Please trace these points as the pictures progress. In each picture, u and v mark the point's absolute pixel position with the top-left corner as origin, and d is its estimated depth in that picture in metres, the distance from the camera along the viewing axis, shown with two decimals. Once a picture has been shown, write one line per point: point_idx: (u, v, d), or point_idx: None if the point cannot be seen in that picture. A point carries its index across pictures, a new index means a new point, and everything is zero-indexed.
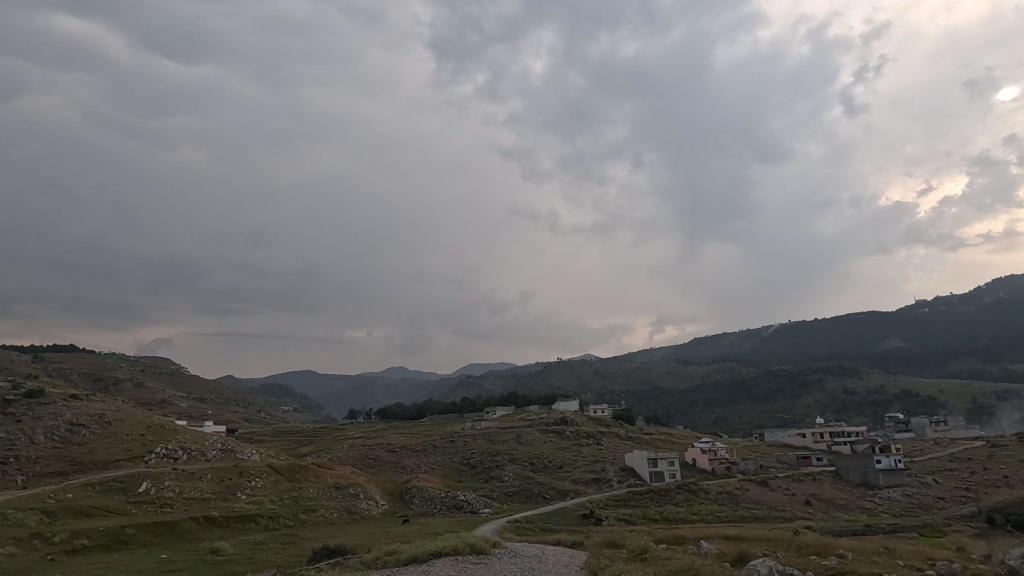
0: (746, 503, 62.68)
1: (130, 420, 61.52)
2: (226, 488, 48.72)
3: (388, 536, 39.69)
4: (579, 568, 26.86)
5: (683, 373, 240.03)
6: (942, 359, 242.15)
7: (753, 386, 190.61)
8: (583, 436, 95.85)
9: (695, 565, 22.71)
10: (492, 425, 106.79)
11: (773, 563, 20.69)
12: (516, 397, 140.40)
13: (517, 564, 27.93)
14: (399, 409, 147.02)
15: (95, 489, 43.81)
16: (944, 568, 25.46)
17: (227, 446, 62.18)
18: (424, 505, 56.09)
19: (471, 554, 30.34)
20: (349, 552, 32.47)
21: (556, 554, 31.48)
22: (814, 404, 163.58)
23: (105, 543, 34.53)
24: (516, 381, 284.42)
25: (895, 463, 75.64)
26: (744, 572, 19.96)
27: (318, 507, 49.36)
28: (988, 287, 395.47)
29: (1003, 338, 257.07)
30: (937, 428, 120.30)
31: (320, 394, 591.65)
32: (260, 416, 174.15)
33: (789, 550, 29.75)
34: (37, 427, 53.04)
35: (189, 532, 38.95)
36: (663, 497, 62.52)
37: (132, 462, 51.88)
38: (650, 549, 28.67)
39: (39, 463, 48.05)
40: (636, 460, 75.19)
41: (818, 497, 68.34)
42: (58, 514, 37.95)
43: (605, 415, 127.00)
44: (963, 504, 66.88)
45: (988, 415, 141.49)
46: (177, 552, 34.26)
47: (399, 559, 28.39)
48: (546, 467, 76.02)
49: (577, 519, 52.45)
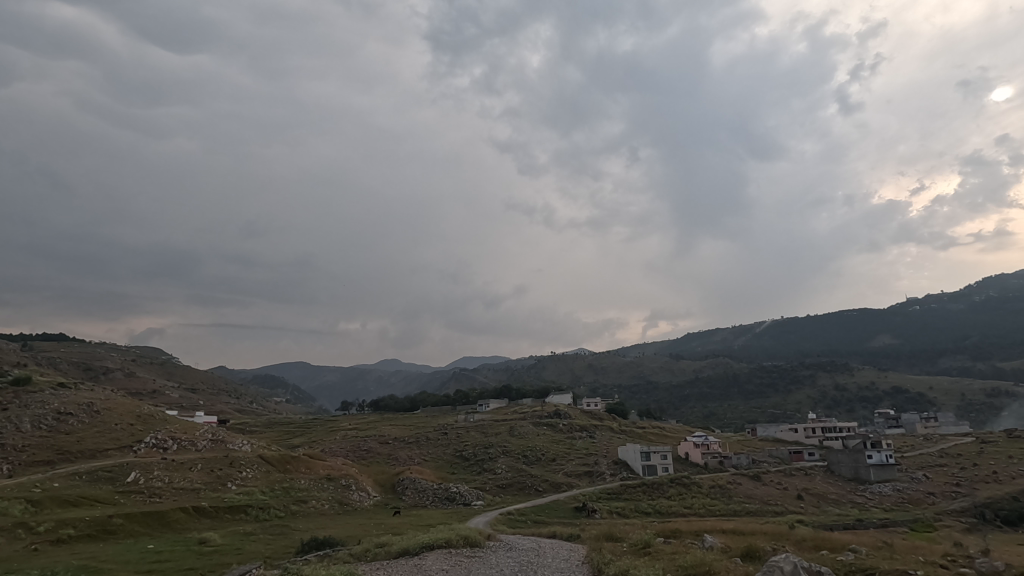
0: (738, 497, 62.32)
1: (119, 410, 60.29)
2: (216, 479, 47.63)
3: (379, 527, 38.88)
4: (580, 563, 25.92)
5: (676, 367, 240.35)
6: (932, 355, 244.33)
7: (745, 381, 190.96)
8: (576, 430, 95.31)
9: (708, 561, 21.59)
10: (485, 418, 105.95)
11: (797, 559, 19.55)
12: (509, 388, 139.54)
13: (515, 558, 27.15)
14: (392, 401, 146.41)
15: (82, 479, 42.68)
16: (968, 566, 24.58)
17: (218, 436, 61.11)
18: (416, 498, 55.25)
19: (465, 546, 29.62)
20: (338, 543, 31.58)
21: (553, 547, 30.91)
22: (805, 400, 164.01)
23: (91, 533, 33.48)
24: (509, 374, 283.36)
25: (887, 459, 75.64)
26: (764, 569, 18.69)
27: (309, 498, 48.48)
28: (976, 286, 400.07)
29: (993, 336, 259.68)
30: (927, 424, 120.82)
31: (314, 384, 590.91)
32: (252, 407, 173.20)
33: (796, 546, 29.01)
34: (24, 415, 51.68)
35: (178, 522, 37.96)
36: (656, 491, 61.96)
37: (120, 451, 50.67)
38: (653, 543, 27.81)
39: (26, 452, 46.86)
40: (629, 453, 74.57)
41: (810, 491, 68.20)
42: (44, 503, 36.78)
43: (598, 407, 126.94)
44: (954, 499, 66.57)
45: (977, 412, 142.54)
46: (163, 543, 33.05)
47: (390, 551, 27.61)
48: (538, 459, 75.45)
49: (570, 512, 51.86)
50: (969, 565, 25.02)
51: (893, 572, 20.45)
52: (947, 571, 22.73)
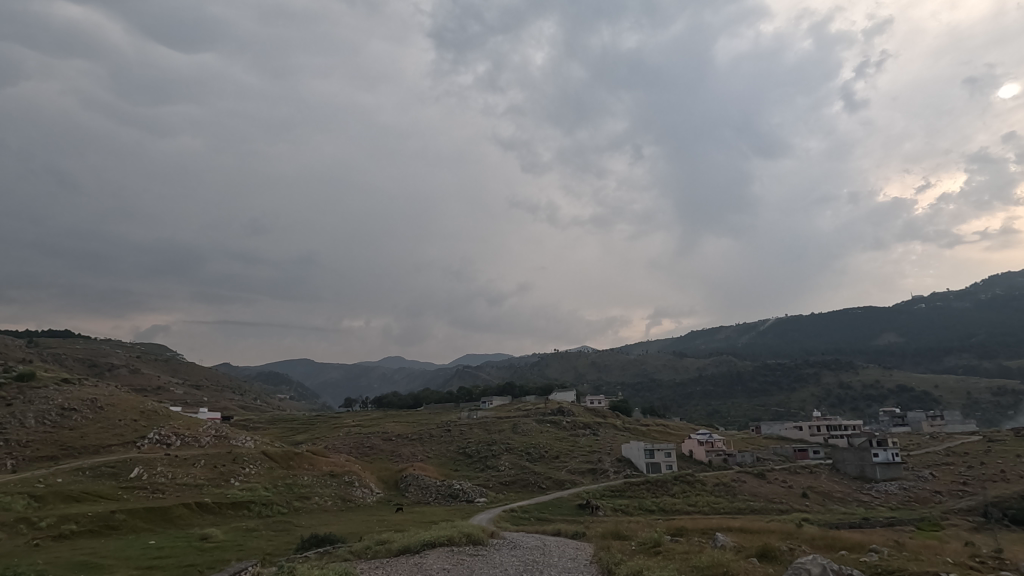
0: (743, 494, 61.58)
1: (123, 405, 59.87)
2: (219, 475, 47.16)
3: (382, 525, 38.48)
4: (585, 560, 25.53)
5: (679, 365, 239.28)
6: (938, 355, 242.64)
7: (749, 379, 190.14)
8: (579, 427, 94.53)
9: (724, 561, 20.87)
10: (488, 415, 105.50)
11: (822, 559, 18.87)
12: (512, 386, 139.01)
13: (519, 556, 26.54)
14: (395, 398, 146.39)
15: (85, 474, 42.21)
16: (989, 565, 24.11)
17: (221, 432, 60.69)
18: (419, 494, 54.80)
19: (468, 544, 28.86)
20: (339, 540, 30.94)
21: (559, 545, 30.20)
22: (809, 398, 163.31)
23: (94, 529, 32.96)
24: (513, 372, 283.49)
25: (893, 457, 74.56)
26: (790, 569, 18.05)
27: (312, 494, 47.90)
28: (981, 284, 397.30)
29: (998, 335, 257.55)
30: (933, 422, 119.71)
31: (318, 381, 592.24)
32: (257, 404, 172.96)
33: (809, 545, 28.28)
34: (28, 411, 51.24)
35: (181, 519, 37.42)
36: (659, 488, 61.22)
37: (124, 447, 50.26)
38: (663, 542, 27.23)
39: (29, 447, 46.36)
40: (633, 450, 74.03)
41: (816, 489, 67.52)
42: (47, 499, 36.25)
43: (602, 405, 126.31)
44: (961, 498, 65.63)
45: (983, 411, 141.42)
46: (166, 538, 32.61)
47: (390, 550, 26.84)
48: (541, 457, 74.80)
49: (574, 509, 51.22)
50: (998, 566, 24.14)
51: (920, 575, 19.74)
52: (952, 567, 22.68)
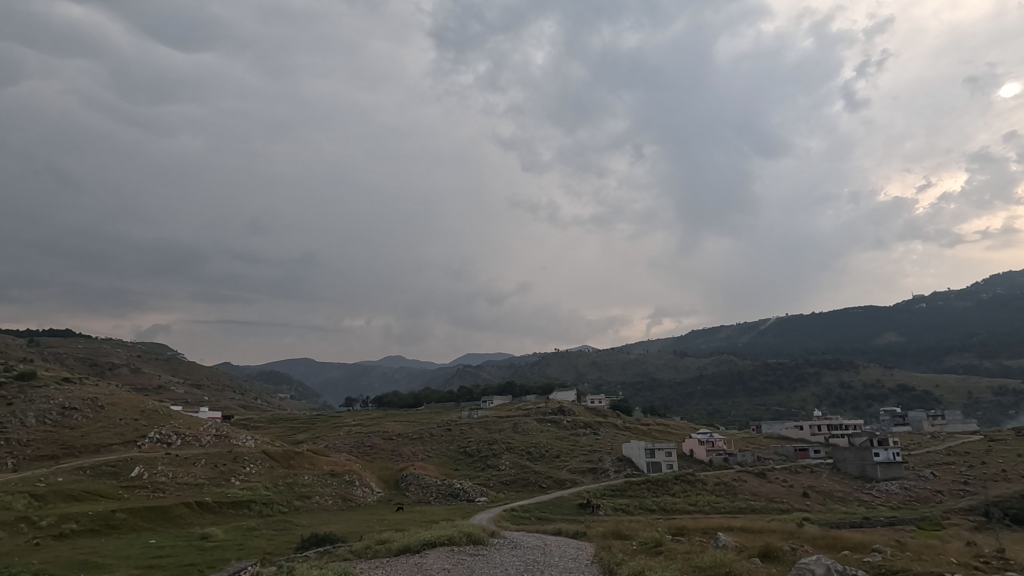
0: (744, 494, 61.46)
1: (123, 404, 59.81)
2: (220, 474, 47.09)
3: (382, 524, 38.41)
4: (586, 560, 25.42)
5: (680, 364, 239.04)
6: (939, 354, 242.29)
7: (749, 378, 189.92)
8: (580, 426, 94.40)
9: (727, 561, 20.77)
10: (489, 414, 105.34)
11: (825, 560, 18.76)
12: (513, 385, 138.83)
13: (520, 556, 26.44)
14: (396, 397, 146.34)
15: (86, 474, 42.14)
16: (990, 564, 24.03)
17: (222, 431, 60.60)
18: (420, 493, 54.71)
19: (468, 544, 28.74)
20: (339, 539, 30.80)
21: (560, 545, 30.06)
22: (810, 397, 163.10)
23: (95, 528, 32.86)
24: (514, 371, 283.45)
25: (894, 456, 74.41)
26: (794, 569, 17.95)
27: (312, 494, 47.80)
28: (982, 283, 396.66)
29: (999, 334, 257.11)
30: (934, 421, 119.53)
31: (318, 380, 592.06)
32: (257, 403, 172.80)
33: (811, 545, 28.19)
34: (28, 410, 51.17)
35: (181, 517, 37.36)
36: (660, 488, 61.07)
37: (124, 446, 50.20)
38: (664, 542, 27.08)
39: (29, 446, 46.27)
40: (633, 449, 73.96)
41: (816, 489, 67.37)
42: (47, 498, 36.16)
43: (602, 404, 126.23)
44: (962, 497, 65.47)
45: (984, 410, 141.13)
46: (166, 537, 32.55)
47: (390, 549, 26.74)
48: (542, 456, 74.69)
49: (574, 509, 51.09)
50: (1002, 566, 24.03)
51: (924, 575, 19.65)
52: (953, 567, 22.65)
